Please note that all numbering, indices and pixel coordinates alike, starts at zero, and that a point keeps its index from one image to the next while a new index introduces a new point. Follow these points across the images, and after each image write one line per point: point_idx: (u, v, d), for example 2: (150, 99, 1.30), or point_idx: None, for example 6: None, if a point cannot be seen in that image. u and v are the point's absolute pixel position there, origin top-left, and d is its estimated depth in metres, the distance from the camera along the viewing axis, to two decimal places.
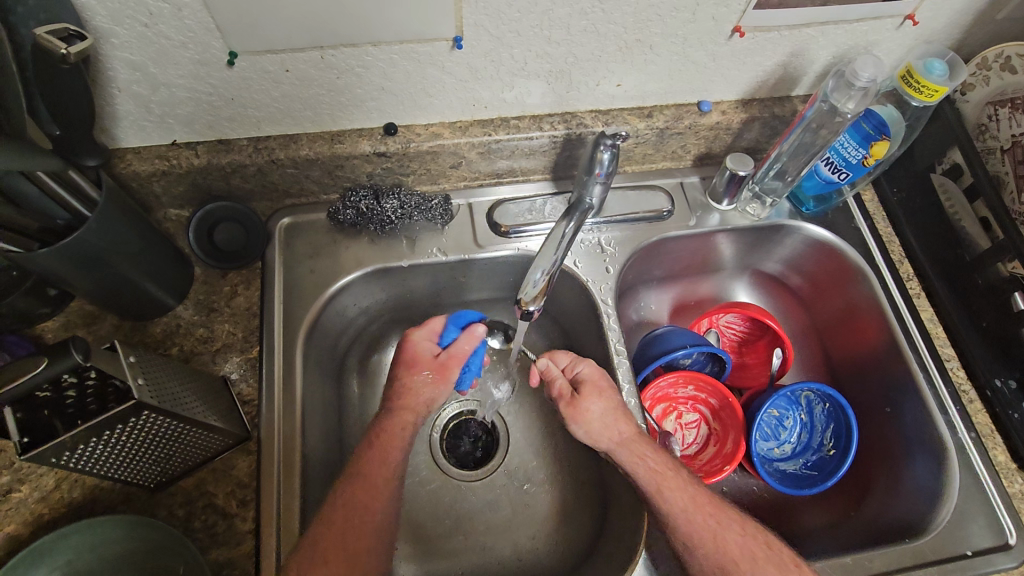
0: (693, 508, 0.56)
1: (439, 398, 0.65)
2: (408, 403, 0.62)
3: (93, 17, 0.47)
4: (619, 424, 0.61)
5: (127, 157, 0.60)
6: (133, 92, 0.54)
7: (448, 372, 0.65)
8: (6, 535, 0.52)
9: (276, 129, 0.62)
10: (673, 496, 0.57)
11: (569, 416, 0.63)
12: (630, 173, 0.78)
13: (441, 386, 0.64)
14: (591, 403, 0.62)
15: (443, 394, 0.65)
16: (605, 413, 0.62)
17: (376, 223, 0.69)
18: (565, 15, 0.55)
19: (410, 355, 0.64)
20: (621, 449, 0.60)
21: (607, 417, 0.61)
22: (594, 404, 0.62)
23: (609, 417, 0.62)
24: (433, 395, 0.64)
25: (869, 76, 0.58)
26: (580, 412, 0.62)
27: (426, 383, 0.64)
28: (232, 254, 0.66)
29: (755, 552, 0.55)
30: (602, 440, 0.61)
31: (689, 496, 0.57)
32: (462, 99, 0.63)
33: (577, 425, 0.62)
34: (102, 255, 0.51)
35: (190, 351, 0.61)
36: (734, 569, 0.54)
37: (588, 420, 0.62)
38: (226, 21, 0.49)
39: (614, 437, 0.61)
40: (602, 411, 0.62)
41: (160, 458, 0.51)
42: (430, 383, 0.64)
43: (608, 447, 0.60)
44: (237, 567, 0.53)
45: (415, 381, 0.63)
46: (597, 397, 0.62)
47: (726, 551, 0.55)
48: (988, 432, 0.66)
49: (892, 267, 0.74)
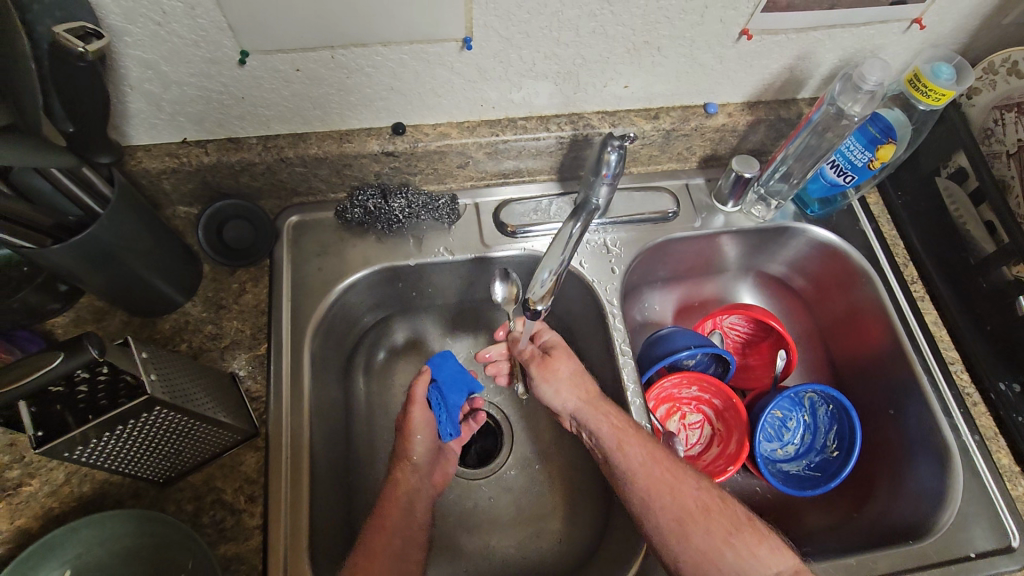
0: (651, 463, 0.59)
1: (416, 450, 0.64)
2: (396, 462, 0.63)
3: (107, 15, 0.47)
4: (586, 384, 0.65)
5: (138, 155, 0.61)
6: (145, 90, 0.55)
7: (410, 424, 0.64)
8: (16, 529, 0.52)
9: (285, 127, 0.63)
10: (634, 451, 0.59)
11: (540, 376, 0.66)
12: (635, 174, 0.78)
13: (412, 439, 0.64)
14: (559, 363, 0.66)
15: (420, 444, 0.64)
16: (574, 374, 0.65)
17: (384, 222, 0.69)
18: (574, 16, 0.55)
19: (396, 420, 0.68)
20: (588, 407, 0.63)
21: (575, 378, 0.65)
22: (563, 364, 0.66)
23: (577, 378, 0.65)
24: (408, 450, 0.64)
25: (876, 80, 0.59)
26: (550, 372, 0.66)
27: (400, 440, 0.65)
28: (242, 252, 0.66)
29: (710, 507, 0.56)
30: (569, 399, 0.64)
31: (650, 454, 0.59)
32: (470, 99, 0.64)
33: (547, 383, 0.66)
34: (113, 252, 0.52)
35: (199, 348, 0.62)
36: (689, 521, 0.55)
37: (558, 379, 0.65)
38: (237, 20, 0.49)
39: (581, 396, 0.64)
40: (571, 372, 0.65)
41: (170, 453, 0.51)
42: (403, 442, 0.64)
43: (576, 406, 0.64)
44: (245, 563, 0.54)
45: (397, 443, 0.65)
46: (566, 359, 0.66)
47: (681, 504, 0.56)
48: (992, 435, 0.67)
49: (896, 270, 0.75)
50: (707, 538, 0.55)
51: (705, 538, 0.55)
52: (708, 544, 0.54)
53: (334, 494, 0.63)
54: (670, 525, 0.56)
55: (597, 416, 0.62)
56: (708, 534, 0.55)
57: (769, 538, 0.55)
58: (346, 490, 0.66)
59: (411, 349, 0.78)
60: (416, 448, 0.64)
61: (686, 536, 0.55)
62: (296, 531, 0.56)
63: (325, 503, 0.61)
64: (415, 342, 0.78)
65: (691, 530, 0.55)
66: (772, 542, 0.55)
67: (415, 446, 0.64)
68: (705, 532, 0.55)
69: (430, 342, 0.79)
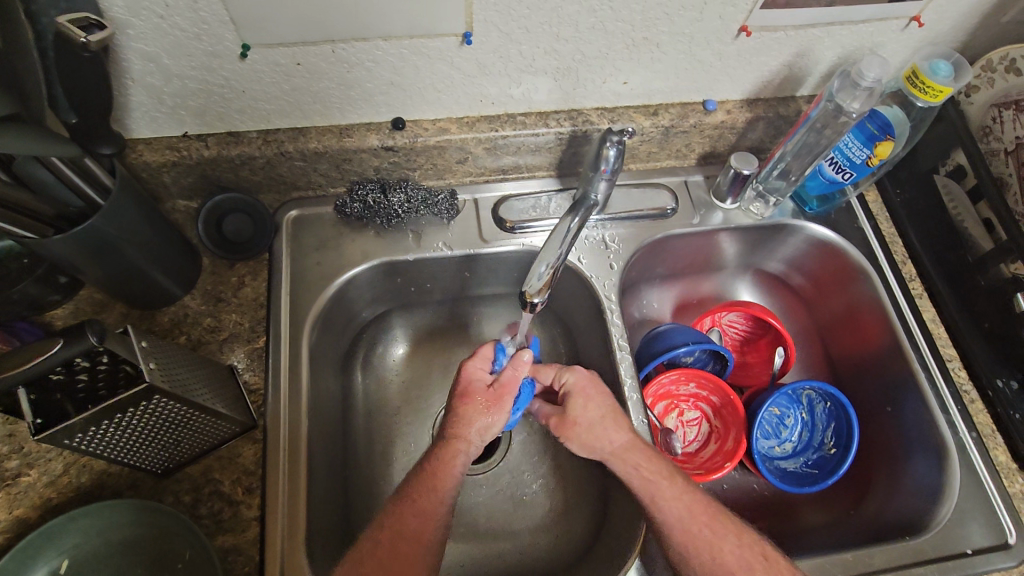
0: (689, 517, 0.56)
1: (495, 426, 0.61)
2: (456, 433, 0.59)
3: (110, 7, 0.47)
4: (608, 432, 0.61)
5: (138, 148, 0.61)
6: (146, 83, 0.55)
7: (503, 399, 0.61)
8: (14, 518, 0.53)
9: (285, 122, 0.63)
10: (668, 506, 0.57)
11: (563, 433, 0.64)
12: (634, 171, 0.78)
13: (497, 413, 0.61)
14: (577, 411, 0.63)
15: (500, 421, 0.61)
16: (595, 422, 0.62)
17: (382, 217, 0.69)
18: (574, 12, 0.55)
19: (464, 387, 0.62)
20: (613, 459, 0.60)
21: (597, 426, 0.62)
22: (580, 413, 0.63)
23: (598, 425, 0.62)
24: (484, 423, 0.60)
25: (875, 76, 0.59)
26: (569, 427, 0.64)
27: (475, 408, 0.60)
28: (239, 246, 0.66)
29: (751, 564, 0.55)
30: (594, 447, 0.61)
31: (686, 507, 0.57)
32: (470, 94, 0.64)
33: (571, 439, 0.64)
34: (114, 243, 0.52)
35: (198, 340, 0.62)
36: None
37: (579, 432, 0.63)
38: (240, 14, 0.50)
39: (603, 446, 0.61)
40: (594, 416, 0.62)
41: (169, 443, 0.52)
42: (484, 412, 0.60)
43: (601, 455, 0.61)
44: (242, 554, 0.54)
45: (465, 410, 0.60)
46: (582, 404, 0.63)
47: (722, 563, 0.55)
48: (989, 432, 0.67)
49: (894, 268, 0.75)
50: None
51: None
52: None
53: (331, 488, 0.63)
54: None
55: (624, 467, 0.59)
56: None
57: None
58: (342, 484, 0.66)
59: (410, 344, 0.78)
60: (495, 424, 0.61)
61: None
62: (293, 523, 0.56)
63: (322, 496, 0.61)
64: (413, 338, 0.79)
65: None
66: None
67: (494, 419, 0.60)
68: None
69: (429, 338, 0.79)
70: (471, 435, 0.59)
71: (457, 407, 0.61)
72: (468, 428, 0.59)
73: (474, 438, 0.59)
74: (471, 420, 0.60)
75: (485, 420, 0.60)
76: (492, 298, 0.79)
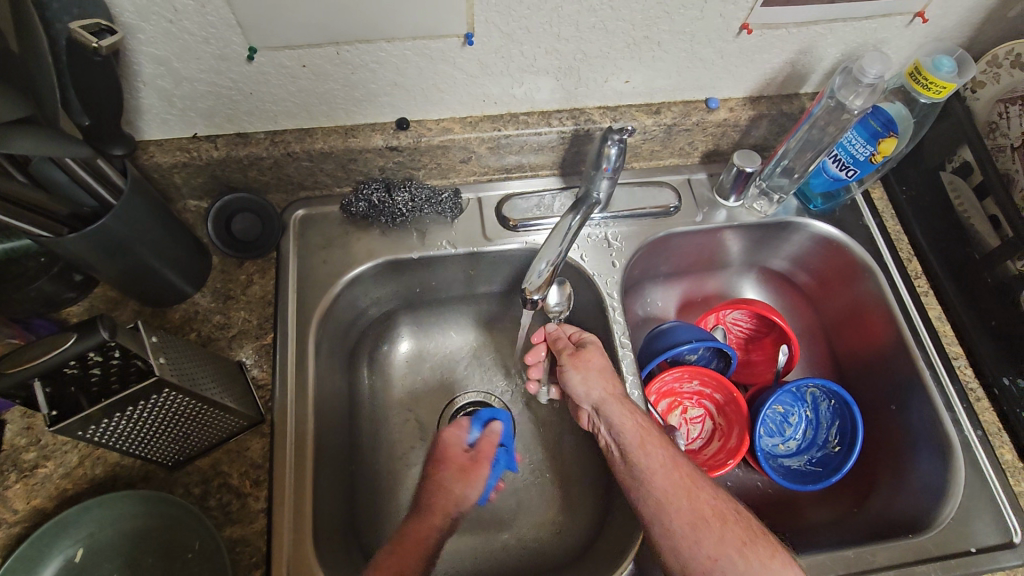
0: (671, 465, 0.58)
1: (470, 496, 0.61)
2: (433, 502, 0.58)
3: (121, 13, 0.49)
4: (615, 379, 0.64)
5: (150, 149, 0.63)
6: (157, 86, 0.57)
7: (479, 467, 0.63)
8: (31, 508, 0.54)
9: (292, 122, 0.64)
10: (654, 452, 0.59)
11: (571, 363, 0.66)
12: (637, 169, 0.79)
13: (472, 481, 0.62)
14: (593, 353, 0.66)
15: (476, 491, 0.61)
16: (603, 369, 0.65)
17: (388, 215, 0.70)
18: (574, 12, 0.56)
19: (441, 452, 0.63)
20: (611, 400, 0.62)
21: (606, 373, 0.65)
22: (595, 357, 0.66)
23: (607, 371, 0.65)
24: (461, 492, 0.60)
25: (876, 72, 0.58)
26: (581, 360, 0.65)
27: (452, 476, 0.61)
28: (249, 245, 0.68)
29: (725, 514, 0.55)
30: (595, 389, 0.64)
31: (670, 456, 0.59)
32: (473, 94, 0.65)
33: (575, 371, 0.65)
34: (127, 243, 0.54)
35: (208, 337, 0.64)
36: (704, 526, 0.54)
37: (588, 368, 0.65)
38: (246, 18, 0.51)
39: (607, 390, 0.63)
40: (601, 365, 0.65)
41: (179, 436, 0.53)
42: (460, 481, 0.61)
43: (600, 397, 0.63)
44: (250, 545, 0.55)
45: (445, 477, 0.61)
46: (599, 352, 0.66)
47: (697, 508, 0.55)
48: (995, 431, 0.66)
49: (900, 266, 0.74)
50: (721, 545, 0.53)
51: (717, 545, 0.53)
52: (720, 553, 0.53)
53: (337, 481, 0.64)
54: (682, 527, 0.54)
55: (622, 411, 0.61)
56: (721, 540, 0.53)
57: (783, 554, 0.53)
58: (348, 477, 0.67)
59: (416, 342, 0.80)
60: (471, 496, 0.61)
61: (698, 542, 0.53)
62: (299, 515, 0.57)
63: (329, 489, 0.62)
64: (418, 335, 0.80)
65: (704, 536, 0.53)
66: (784, 557, 0.53)
67: (469, 490, 0.61)
68: (719, 539, 0.53)
69: (434, 335, 0.80)
70: (450, 503, 0.59)
71: (432, 473, 0.62)
72: (444, 496, 0.59)
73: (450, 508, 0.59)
74: (447, 489, 0.60)
75: (463, 490, 0.61)
76: (496, 296, 0.80)
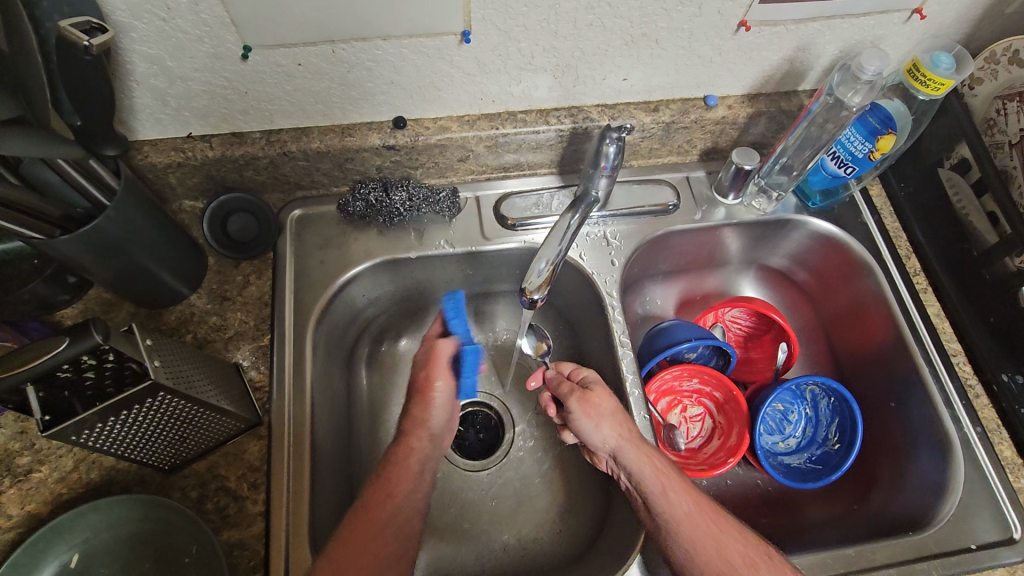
0: (697, 514, 0.55)
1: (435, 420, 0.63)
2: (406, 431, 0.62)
3: (113, 11, 0.48)
4: (630, 422, 0.60)
5: (144, 149, 0.62)
6: (151, 85, 0.56)
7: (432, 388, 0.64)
8: (26, 513, 0.54)
9: (288, 122, 0.64)
10: (678, 500, 0.56)
11: (581, 410, 0.61)
12: (635, 167, 0.78)
13: (428, 405, 0.63)
14: (601, 397, 0.62)
15: (440, 413, 0.64)
16: (616, 413, 0.61)
17: (385, 215, 0.70)
18: (572, 9, 0.55)
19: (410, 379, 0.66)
20: (630, 446, 0.59)
21: (618, 416, 0.61)
22: (604, 400, 0.62)
23: (619, 414, 0.61)
24: (423, 418, 0.63)
25: (875, 70, 0.58)
26: (592, 406, 0.61)
27: (413, 404, 0.64)
28: (245, 245, 0.67)
29: (757, 563, 0.53)
30: (610, 435, 0.60)
31: (695, 503, 0.56)
32: (471, 93, 0.64)
33: (587, 419, 0.61)
34: (121, 244, 0.53)
35: (204, 339, 0.63)
36: None
37: (599, 415, 0.61)
38: (240, 15, 0.50)
39: (623, 435, 0.59)
40: (613, 408, 0.61)
41: (175, 439, 0.52)
42: (418, 405, 0.63)
43: (617, 444, 0.59)
44: (248, 548, 0.55)
45: (412, 408, 0.63)
46: (607, 394, 0.62)
47: (726, 559, 0.53)
48: (994, 427, 0.66)
49: (899, 263, 0.74)
50: None
51: None
52: None
53: (336, 483, 0.64)
54: None
55: (640, 457, 0.58)
56: None
57: None
58: (347, 479, 0.66)
59: (414, 343, 0.79)
60: (436, 416, 0.63)
61: None
62: (297, 518, 0.56)
63: (327, 491, 0.62)
64: (416, 335, 0.79)
65: None
66: None
67: (433, 412, 0.63)
68: None
69: None
70: (421, 431, 0.62)
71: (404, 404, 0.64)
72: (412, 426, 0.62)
73: (419, 434, 0.62)
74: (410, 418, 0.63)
75: (421, 414, 0.63)
76: (495, 295, 0.80)
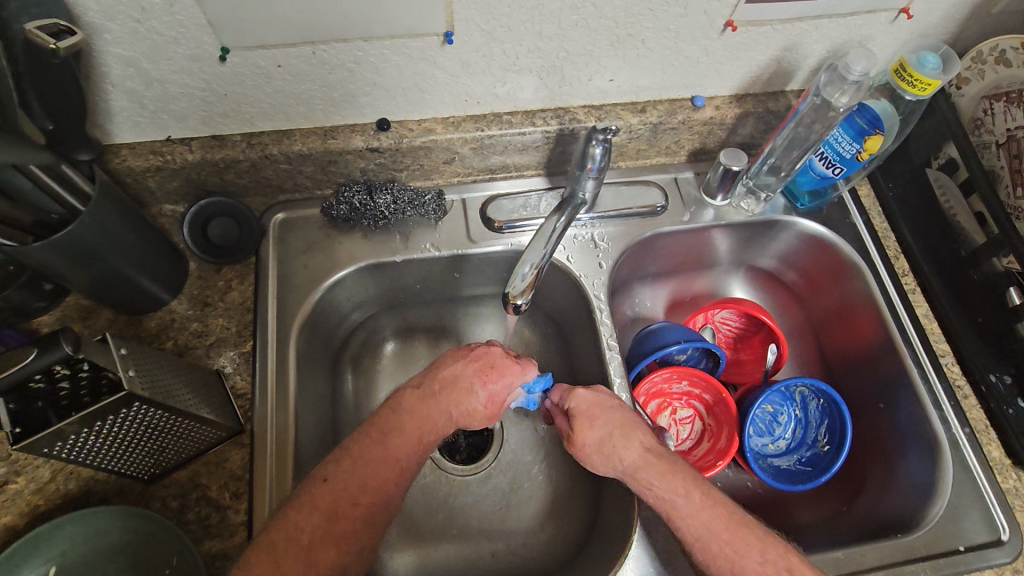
0: (708, 536, 0.53)
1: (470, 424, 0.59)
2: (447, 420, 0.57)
3: (85, 12, 0.47)
4: (618, 453, 0.58)
5: (122, 153, 0.61)
6: (127, 87, 0.55)
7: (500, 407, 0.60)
8: (1, 526, 0.53)
9: (270, 124, 0.63)
10: (686, 525, 0.54)
11: (575, 453, 0.61)
12: (623, 168, 0.78)
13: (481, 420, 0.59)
14: (584, 435, 0.60)
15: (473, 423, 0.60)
16: (604, 448, 0.59)
17: (370, 218, 0.69)
18: (556, 9, 0.55)
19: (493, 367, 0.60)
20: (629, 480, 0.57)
21: (606, 449, 0.58)
22: (587, 436, 0.59)
23: (606, 448, 0.58)
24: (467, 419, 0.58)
25: (861, 70, 0.58)
26: (581, 449, 0.60)
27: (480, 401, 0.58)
28: (227, 249, 0.66)
29: None
30: (609, 470, 0.59)
31: (704, 524, 0.53)
32: (455, 94, 0.64)
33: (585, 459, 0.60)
34: (97, 250, 0.52)
35: (185, 345, 0.62)
36: None
37: (590, 455, 0.59)
38: (217, 17, 0.49)
39: (617, 469, 0.58)
40: (597, 442, 0.59)
41: (153, 449, 0.51)
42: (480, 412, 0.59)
43: (618, 475, 0.58)
44: (230, 559, 0.54)
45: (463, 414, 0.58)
46: (588, 428, 0.59)
47: None
48: (982, 427, 0.66)
49: (887, 263, 0.74)
50: None
51: None
52: None
53: None
54: None
55: (640, 486, 0.56)
56: None
57: None
58: None
59: (401, 347, 0.78)
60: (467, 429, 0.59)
61: None
62: None
63: None
64: (403, 339, 0.78)
65: None
66: None
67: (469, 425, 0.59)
68: None
69: (419, 339, 0.79)
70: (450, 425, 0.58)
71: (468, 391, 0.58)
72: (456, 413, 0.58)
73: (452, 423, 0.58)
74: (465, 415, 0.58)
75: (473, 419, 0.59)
76: (482, 298, 0.79)
